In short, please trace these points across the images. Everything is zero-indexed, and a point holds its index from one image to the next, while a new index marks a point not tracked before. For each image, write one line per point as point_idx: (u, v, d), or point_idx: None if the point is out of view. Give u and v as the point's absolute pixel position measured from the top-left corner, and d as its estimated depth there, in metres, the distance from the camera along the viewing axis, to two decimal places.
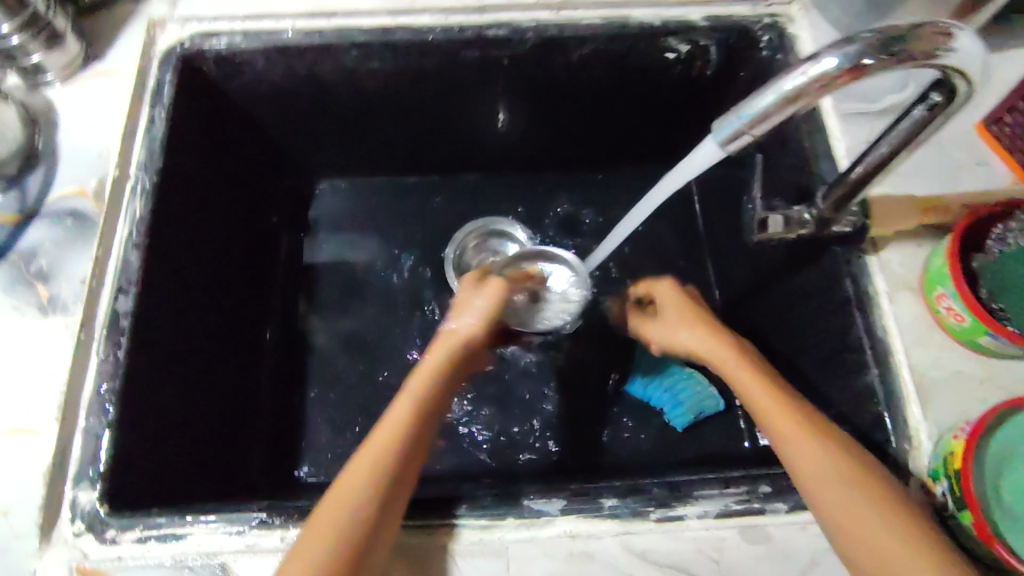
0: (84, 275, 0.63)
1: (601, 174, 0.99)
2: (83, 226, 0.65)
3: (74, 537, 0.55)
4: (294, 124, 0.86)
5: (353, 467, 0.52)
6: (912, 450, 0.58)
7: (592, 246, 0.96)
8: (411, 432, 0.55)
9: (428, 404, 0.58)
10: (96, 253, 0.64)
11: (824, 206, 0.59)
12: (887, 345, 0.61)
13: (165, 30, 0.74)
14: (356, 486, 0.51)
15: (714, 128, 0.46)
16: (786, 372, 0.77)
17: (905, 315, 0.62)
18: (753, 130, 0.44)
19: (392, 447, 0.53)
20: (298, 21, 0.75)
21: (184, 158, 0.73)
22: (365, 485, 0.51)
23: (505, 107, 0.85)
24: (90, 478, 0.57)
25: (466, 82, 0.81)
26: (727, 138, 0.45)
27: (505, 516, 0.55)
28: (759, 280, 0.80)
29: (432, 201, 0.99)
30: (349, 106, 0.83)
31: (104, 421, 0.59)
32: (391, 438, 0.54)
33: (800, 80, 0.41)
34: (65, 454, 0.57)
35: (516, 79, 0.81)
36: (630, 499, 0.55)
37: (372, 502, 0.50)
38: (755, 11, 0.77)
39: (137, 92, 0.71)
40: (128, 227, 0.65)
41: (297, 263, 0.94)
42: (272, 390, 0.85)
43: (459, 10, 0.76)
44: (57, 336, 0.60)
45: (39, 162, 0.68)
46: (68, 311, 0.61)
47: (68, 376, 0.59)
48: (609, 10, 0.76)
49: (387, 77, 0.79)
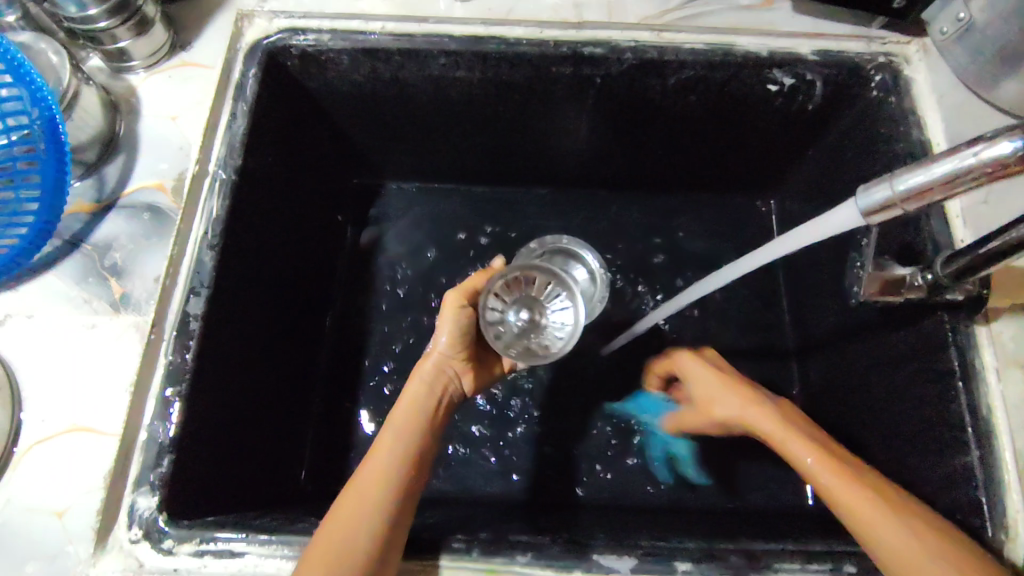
0: (158, 275, 0.61)
1: (677, 199, 0.95)
2: (160, 222, 0.64)
3: (130, 545, 0.54)
4: (369, 126, 0.83)
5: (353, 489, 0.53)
6: (1010, 543, 0.54)
7: (661, 274, 0.93)
8: (392, 471, 0.54)
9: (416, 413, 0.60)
10: (171, 252, 0.62)
11: (943, 273, 0.56)
12: (990, 426, 0.57)
13: (252, 22, 0.72)
14: (365, 497, 0.52)
15: (860, 194, 0.44)
16: (863, 432, 0.73)
17: (1014, 395, 0.58)
18: (905, 203, 0.42)
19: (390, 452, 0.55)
20: (388, 23, 0.72)
21: (262, 156, 0.71)
22: (375, 486, 0.53)
23: (589, 125, 0.82)
24: (151, 484, 0.56)
25: (553, 98, 0.77)
26: (874, 207, 0.44)
27: (573, 569, 0.54)
28: (842, 331, 0.76)
29: (499, 212, 0.96)
30: (428, 113, 0.81)
31: (168, 426, 0.57)
32: (375, 479, 0.53)
33: (968, 162, 0.38)
34: (126, 458, 0.56)
35: (605, 99, 0.77)
36: (705, 566, 0.54)
37: (385, 503, 0.52)
38: (870, 48, 0.72)
39: (220, 84, 0.69)
40: (204, 225, 0.63)
41: (358, 265, 0.92)
42: (326, 394, 0.84)
43: (555, 23, 0.72)
44: (125, 334, 0.59)
45: (118, 150, 0.66)
46: (140, 310, 0.60)
47: (135, 377, 0.58)
48: (714, 35, 0.72)
49: (472, 86, 0.76)
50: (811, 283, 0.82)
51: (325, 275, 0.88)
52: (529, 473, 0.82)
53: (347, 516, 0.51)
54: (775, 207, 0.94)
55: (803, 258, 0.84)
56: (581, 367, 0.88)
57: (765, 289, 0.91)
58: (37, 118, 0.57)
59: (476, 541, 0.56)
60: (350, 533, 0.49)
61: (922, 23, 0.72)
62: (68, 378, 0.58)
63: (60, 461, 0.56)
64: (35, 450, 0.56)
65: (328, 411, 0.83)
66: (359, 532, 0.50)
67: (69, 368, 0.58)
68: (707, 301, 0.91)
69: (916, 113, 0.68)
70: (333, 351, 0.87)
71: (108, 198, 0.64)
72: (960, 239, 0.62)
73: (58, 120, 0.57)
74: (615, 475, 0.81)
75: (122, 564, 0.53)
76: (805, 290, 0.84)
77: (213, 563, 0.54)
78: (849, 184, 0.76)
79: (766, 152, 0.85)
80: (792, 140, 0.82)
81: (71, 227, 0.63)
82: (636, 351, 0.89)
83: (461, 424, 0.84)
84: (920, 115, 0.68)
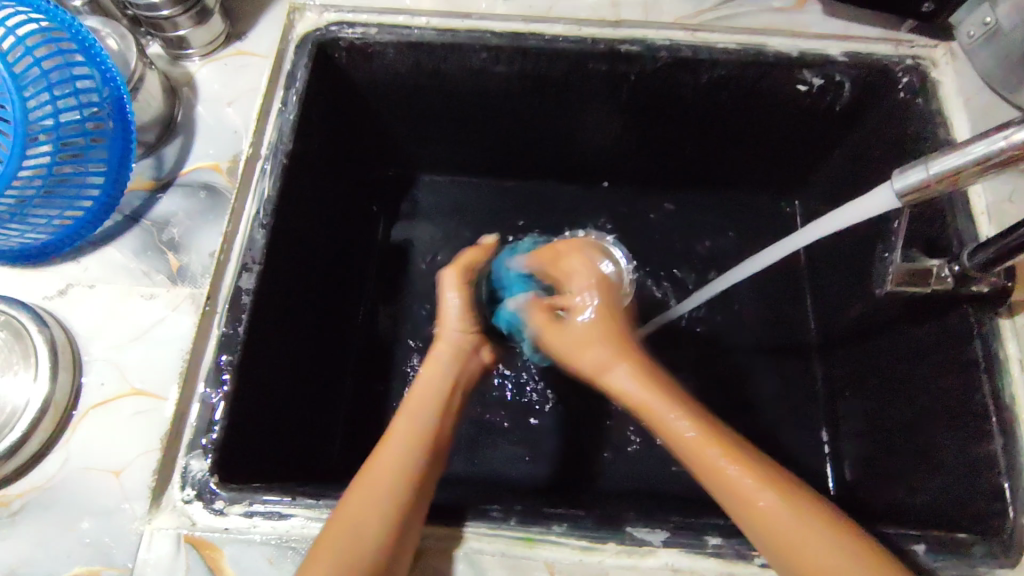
0: (214, 250, 0.65)
1: (703, 199, 0.97)
2: (216, 201, 0.67)
3: (182, 504, 0.56)
4: (408, 119, 0.86)
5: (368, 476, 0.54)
6: None
7: (687, 271, 0.95)
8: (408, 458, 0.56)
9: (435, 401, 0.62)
10: (225, 228, 0.65)
11: (969, 263, 0.58)
12: (1014, 414, 0.59)
13: (304, 16, 0.75)
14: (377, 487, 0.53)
15: (901, 175, 0.47)
16: (885, 425, 0.75)
17: None
18: (941, 184, 0.44)
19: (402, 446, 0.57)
20: (432, 19, 0.75)
21: (310, 144, 0.74)
22: (389, 480, 0.54)
23: (621, 122, 0.84)
24: (204, 448, 0.58)
25: (587, 95, 0.80)
26: (911, 187, 0.46)
27: (607, 541, 0.55)
28: (865, 327, 0.78)
29: (530, 207, 0.98)
30: (466, 107, 0.84)
31: (220, 392, 0.60)
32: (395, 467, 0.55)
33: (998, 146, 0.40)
34: (181, 421, 0.59)
35: (639, 96, 0.80)
36: (735, 540, 0.55)
37: (401, 494, 0.53)
38: (897, 51, 0.74)
39: (273, 74, 0.73)
40: (256, 206, 0.66)
41: (391, 254, 0.95)
42: (358, 377, 0.86)
43: (594, 22, 0.75)
44: (182, 304, 0.63)
45: (177, 133, 0.70)
46: (196, 283, 0.64)
47: (190, 346, 0.61)
48: (746, 36, 0.75)
49: (510, 81, 0.79)
50: (837, 280, 0.84)
51: (361, 262, 0.91)
52: (556, 458, 0.83)
53: (360, 507, 0.52)
54: (800, 208, 0.95)
55: (828, 256, 0.86)
56: None
57: (789, 287, 0.92)
58: (108, 98, 0.61)
59: (514, 511, 0.57)
60: (368, 520, 0.51)
61: (949, 28, 0.74)
62: (128, 344, 0.61)
63: (118, 422, 0.58)
64: (96, 411, 0.59)
65: (360, 393, 0.86)
66: (377, 523, 0.51)
67: (131, 335, 0.61)
68: (731, 298, 0.93)
69: (943, 113, 0.70)
70: (367, 336, 0.89)
71: (164, 177, 0.68)
72: (985, 235, 0.64)
73: (124, 99, 0.62)
74: (640, 463, 0.83)
75: (176, 522, 0.55)
76: (830, 287, 0.86)
77: (262, 523, 0.55)
78: (876, 182, 0.78)
79: (792, 152, 0.87)
80: (819, 140, 0.84)
81: (133, 203, 0.67)
82: (661, 344, 0.91)
83: (489, 409, 0.86)
84: (947, 117, 0.70)
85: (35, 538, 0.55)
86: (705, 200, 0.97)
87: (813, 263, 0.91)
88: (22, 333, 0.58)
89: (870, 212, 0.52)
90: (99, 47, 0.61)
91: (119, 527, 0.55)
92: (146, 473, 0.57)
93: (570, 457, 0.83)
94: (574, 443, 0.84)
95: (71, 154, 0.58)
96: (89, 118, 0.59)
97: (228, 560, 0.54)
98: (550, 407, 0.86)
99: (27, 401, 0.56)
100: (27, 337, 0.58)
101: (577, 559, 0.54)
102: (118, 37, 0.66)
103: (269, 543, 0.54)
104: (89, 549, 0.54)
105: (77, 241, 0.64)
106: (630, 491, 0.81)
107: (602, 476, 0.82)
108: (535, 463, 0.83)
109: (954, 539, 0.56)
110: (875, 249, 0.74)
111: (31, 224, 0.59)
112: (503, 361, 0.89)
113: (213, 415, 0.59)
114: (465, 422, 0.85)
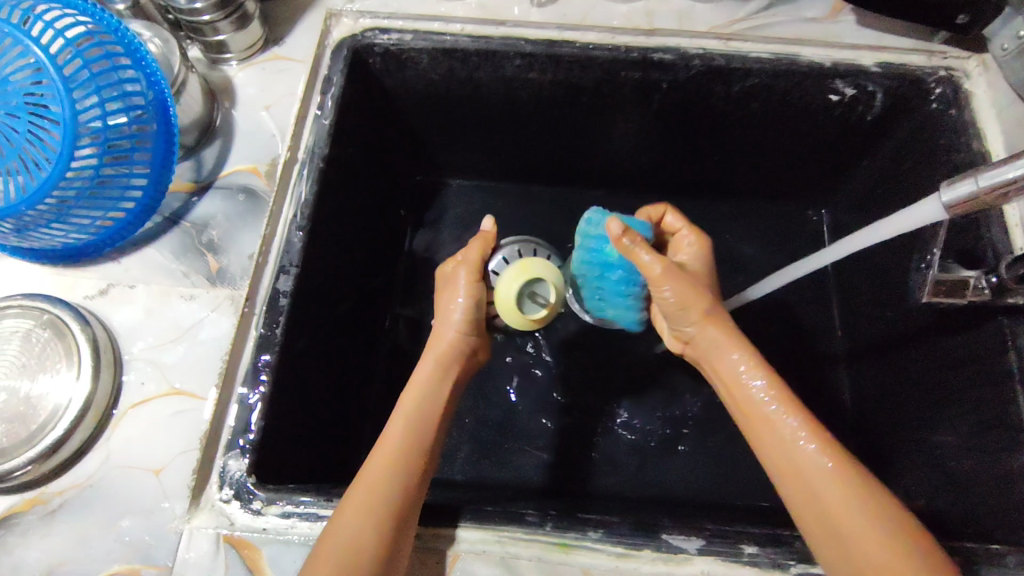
0: (252, 251, 0.66)
1: (729, 206, 0.98)
2: (254, 203, 0.68)
3: (221, 504, 0.56)
4: (438, 123, 0.86)
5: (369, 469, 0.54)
6: None
7: (712, 278, 0.95)
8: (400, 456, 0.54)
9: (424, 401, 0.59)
10: (263, 231, 0.66)
11: (1007, 274, 0.58)
12: None
13: (341, 23, 0.76)
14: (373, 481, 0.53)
15: (944, 188, 0.47)
16: (913, 435, 0.74)
17: None
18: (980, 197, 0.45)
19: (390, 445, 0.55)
20: (467, 26, 0.76)
21: (345, 147, 0.75)
22: (376, 485, 0.52)
23: (650, 130, 0.84)
24: (241, 448, 0.58)
25: (617, 103, 0.81)
26: (954, 200, 0.46)
27: (642, 547, 0.55)
28: (893, 337, 0.78)
29: (555, 212, 0.99)
30: (496, 112, 0.84)
31: (258, 393, 0.60)
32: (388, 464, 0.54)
33: None
34: (219, 422, 0.59)
35: (670, 102, 0.79)
36: (771, 549, 0.55)
37: (395, 491, 0.52)
38: (931, 62, 0.74)
39: (309, 79, 0.73)
40: (293, 209, 0.67)
41: (418, 258, 0.95)
42: (385, 379, 0.87)
43: (628, 31, 0.76)
44: (220, 306, 0.63)
45: (216, 135, 0.71)
46: (235, 285, 0.64)
47: (230, 347, 0.61)
48: (779, 46, 0.75)
49: (542, 87, 0.79)
50: (865, 289, 0.83)
51: (389, 264, 0.91)
52: (581, 464, 0.83)
53: (353, 503, 0.51)
54: (827, 216, 0.95)
55: (856, 266, 0.86)
56: (632, 364, 0.90)
57: (815, 295, 0.92)
58: (152, 100, 0.61)
59: (548, 517, 0.57)
60: (353, 529, 0.50)
61: (984, 39, 0.74)
62: (169, 344, 0.62)
63: (159, 422, 0.59)
64: (138, 411, 0.59)
65: (386, 395, 0.86)
66: (361, 538, 0.49)
67: (171, 335, 0.62)
68: (756, 305, 0.93)
69: (975, 124, 0.70)
70: (393, 339, 0.90)
71: (203, 179, 0.69)
72: (1019, 246, 0.64)
73: (167, 102, 0.63)
74: (666, 470, 0.83)
75: (215, 521, 0.55)
76: (857, 298, 0.86)
77: (301, 524, 0.55)
78: (907, 192, 0.77)
79: (821, 162, 0.88)
80: (849, 149, 0.84)
81: (171, 205, 0.68)
82: None
83: (515, 414, 0.86)
84: (980, 129, 0.70)
85: (76, 537, 0.55)
86: (731, 207, 0.98)
87: (839, 272, 0.90)
88: (65, 331, 0.59)
89: (914, 225, 0.53)
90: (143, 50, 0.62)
91: (161, 526, 0.55)
92: (186, 472, 0.57)
93: (595, 462, 0.83)
94: (599, 448, 0.84)
95: (116, 156, 0.59)
96: (134, 120, 0.60)
97: (267, 559, 0.54)
98: (575, 412, 0.86)
99: (70, 398, 0.56)
100: (72, 335, 0.59)
101: (612, 566, 0.54)
102: (160, 41, 0.66)
103: (307, 544, 0.54)
104: (130, 546, 0.55)
105: (118, 241, 0.65)
106: (655, 498, 0.81)
107: (628, 482, 0.82)
108: (560, 468, 0.83)
109: (991, 551, 0.56)
110: (907, 259, 0.74)
111: (75, 224, 0.60)
112: (528, 366, 0.89)
113: (250, 415, 0.59)
114: (491, 426, 0.85)
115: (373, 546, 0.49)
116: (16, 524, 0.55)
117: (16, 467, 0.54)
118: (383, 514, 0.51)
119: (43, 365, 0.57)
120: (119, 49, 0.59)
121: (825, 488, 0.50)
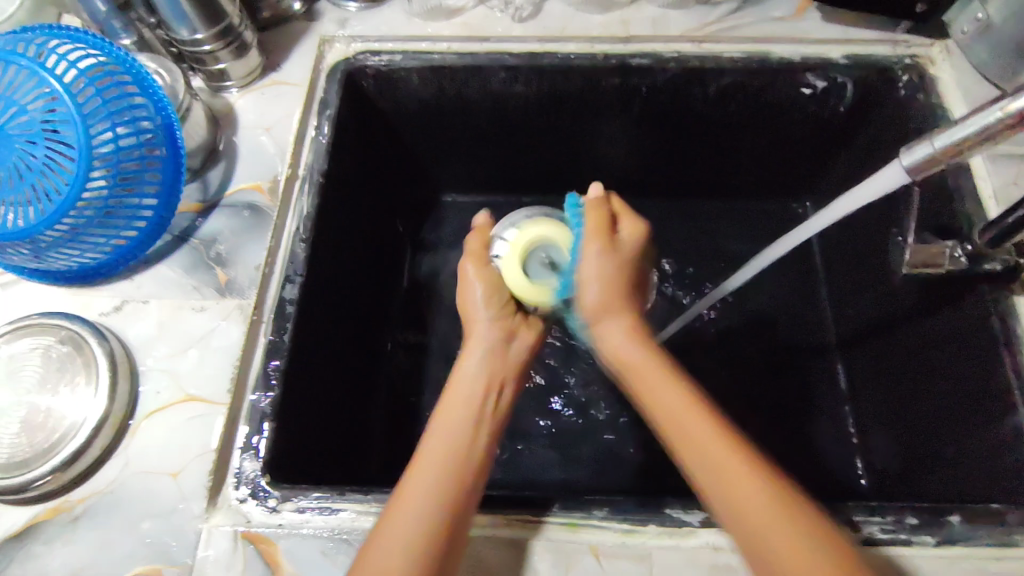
0: (452, 234, 0.75)
1: None
2: (457, 197, 0.76)
3: (376, 418, 0.65)
4: (606, 193, 0.75)
5: (418, 463, 0.41)
6: None
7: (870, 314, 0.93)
8: (450, 470, 0.40)
9: (499, 359, 0.46)
10: (462, 218, 0.76)
11: None
12: None
13: None
14: (422, 485, 0.39)
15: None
16: None
17: None
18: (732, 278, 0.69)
19: (462, 391, 0.44)
20: (661, 38, 0.59)
21: None
22: (412, 501, 0.39)
23: (838, 298, 0.68)
24: (400, 383, 0.67)
25: (779, 269, 0.72)
26: None
27: None
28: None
29: None
30: (688, 163, 0.70)
31: (419, 345, 0.69)
32: (434, 472, 0.40)
33: None
34: (387, 359, 0.68)
35: (863, 297, 0.63)
36: None
37: (451, 481, 0.40)
38: None
39: None
40: (487, 199, 0.77)
41: None
42: None
43: None
44: (419, 274, 0.73)
45: None
46: (428, 259, 0.74)
47: (414, 305, 0.71)
48: None
49: (753, 127, 0.64)
50: None
51: None
52: None
53: (422, 477, 0.40)
54: None
55: None
56: None
57: None
58: (160, 125, 0.49)
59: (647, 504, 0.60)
60: (405, 523, 0.37)
61: None
62: None
63: (185, 421, 0.46)
64: (168, 409, 0.47)
65: None
66: (417, 522, 0.38)
67: None
68: None
69: None
70: None
71: (308, 82, 0.59)
72: None
73: (177, 127, 0.51)
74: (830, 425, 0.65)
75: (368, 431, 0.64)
76: None
77: None
78: None
79: None
80: None
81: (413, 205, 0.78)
82: None
83: None
84: None
85: (97, 549, 0.43)
86: None
87: None
88: (221, 258, 0.53)
89: None
90: (151, 77, 0.50)
91: None
92: (208, 469, 0.45)
93: None
94: None
95: (126, 180, 0.47)
96: (139, 140, 0.47)
97: (284, 556, 0.42)
98: None
99: None
100: (216, 269, 0.52)
101: None
102: (303, 5, 0.62)
103: None
104: None
105: (196, 157, 0.55)
106: (815, 445, 0.64)
107: None
108: None
109: None
110: None
111: None
112: None
113: (414, 360, 0.69)
114: None
115: (404, 543, 0.37)
116: (30, 538, 0.43)
117: (31, 478, 0.42)
118: (450, 468, 0.40)
119: (169, 306, 0.51)
120: (123, 74, 0.48)
121: (698, 436, 0.39)
